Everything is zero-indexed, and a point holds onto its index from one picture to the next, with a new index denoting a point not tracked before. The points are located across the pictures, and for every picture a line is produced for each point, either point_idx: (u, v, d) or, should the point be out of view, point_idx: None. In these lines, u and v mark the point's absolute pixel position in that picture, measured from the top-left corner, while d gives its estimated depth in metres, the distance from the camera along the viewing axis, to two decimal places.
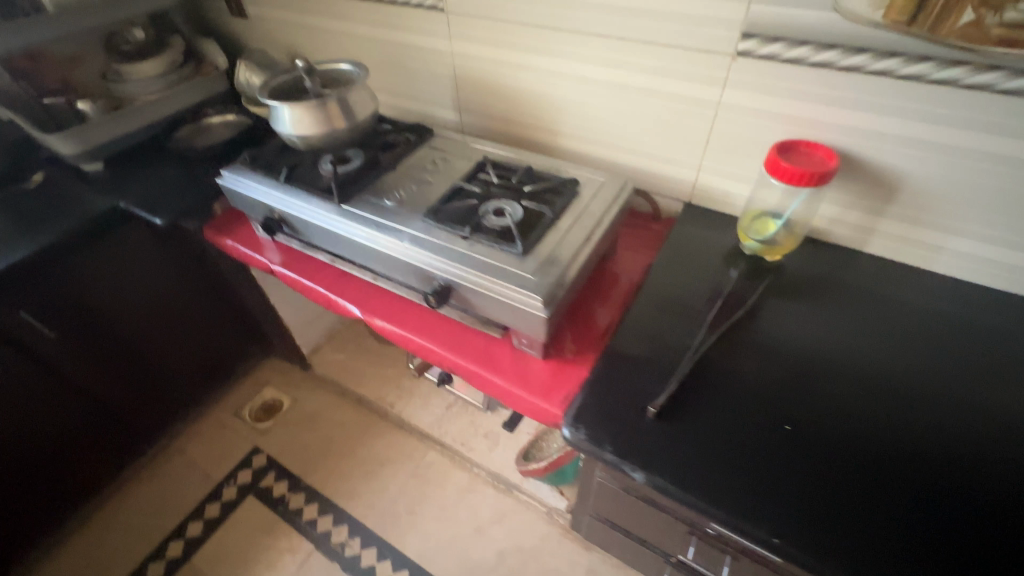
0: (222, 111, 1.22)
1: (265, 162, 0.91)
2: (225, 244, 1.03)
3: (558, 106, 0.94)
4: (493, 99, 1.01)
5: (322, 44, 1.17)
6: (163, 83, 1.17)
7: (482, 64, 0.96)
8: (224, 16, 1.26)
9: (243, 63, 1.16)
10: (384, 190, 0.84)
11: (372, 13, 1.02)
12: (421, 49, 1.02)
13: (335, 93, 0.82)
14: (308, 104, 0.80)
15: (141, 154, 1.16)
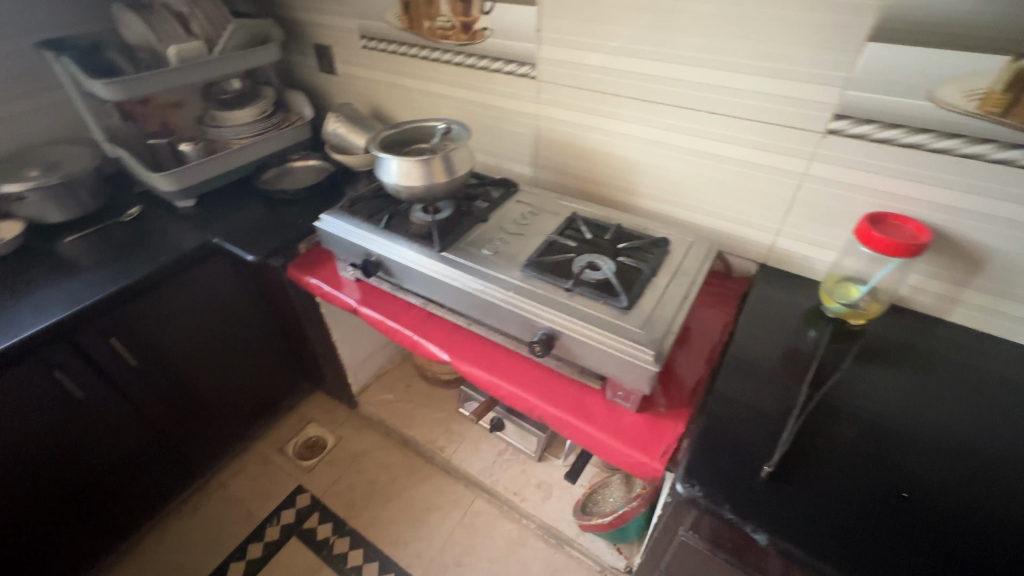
0: (305, 157, 1.30)
1: (363, 209, 0.96)
2: (308, 282, 1.07)
3: (638, 168, 1.00)
4: (573, 159, 1.07)
5: (406, 102, 1.26)
6: (255, 128, 1.23)
7: (566, 127, 1.04)
8: (314, 72, 1.37)
9: (332, 115, 1.24)
10: (480, 240, 0.88)
11: (463, 77, 1.11)
12: (506, 111, 1.10)
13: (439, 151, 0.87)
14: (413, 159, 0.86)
15: (229, 194, 1.22)
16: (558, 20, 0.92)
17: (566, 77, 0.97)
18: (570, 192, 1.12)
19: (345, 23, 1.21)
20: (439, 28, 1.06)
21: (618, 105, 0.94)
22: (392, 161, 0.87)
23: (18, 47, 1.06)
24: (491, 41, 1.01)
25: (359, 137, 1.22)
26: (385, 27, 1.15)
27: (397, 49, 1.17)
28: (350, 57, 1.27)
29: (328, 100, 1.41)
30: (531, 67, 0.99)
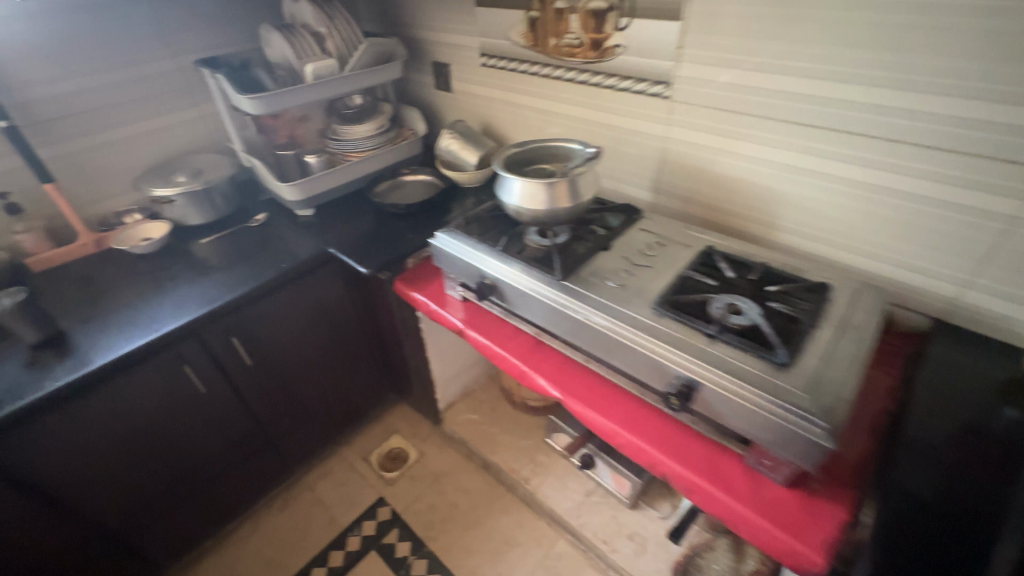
0: (416, 171, 1.32)
1: (478, 229, 0.93)
2: (413, 298, 1.06)
3: (782, 199, 0.88)
4: (702, 185, 0.98)
5: (520, 120, 1.23)
6: (373, 143, 1.26)
7: (698, 150, 0.95)
8: (429, 90, 1.39)
9: (447, 131, 1.24)
10: (603, 270, 0.81)
11: (585, 96, 1.06)
12: (629, 131, 1.03)
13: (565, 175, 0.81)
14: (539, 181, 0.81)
15: (343, 205, 1.26)
16: (704, 35, 0.84)
17: (705, 97, 0.89)
18: (693, 221, 1.03)
19: (467, 41, 1.22)
20: (566, 45, 1.02)
21: (766, 127, 0.84)
22: (516, 182, 0.83)
23: (181, 65, 1.17)
24: (622, 59, 0.95)
25: (472, 154, 1.22)
26: (507, 45, 1.13)
27: (517, 67, 1.15)
28: (467, 74, 1.28)
29: (440, 116, 1.42)
30: (665, 86, 0.92)
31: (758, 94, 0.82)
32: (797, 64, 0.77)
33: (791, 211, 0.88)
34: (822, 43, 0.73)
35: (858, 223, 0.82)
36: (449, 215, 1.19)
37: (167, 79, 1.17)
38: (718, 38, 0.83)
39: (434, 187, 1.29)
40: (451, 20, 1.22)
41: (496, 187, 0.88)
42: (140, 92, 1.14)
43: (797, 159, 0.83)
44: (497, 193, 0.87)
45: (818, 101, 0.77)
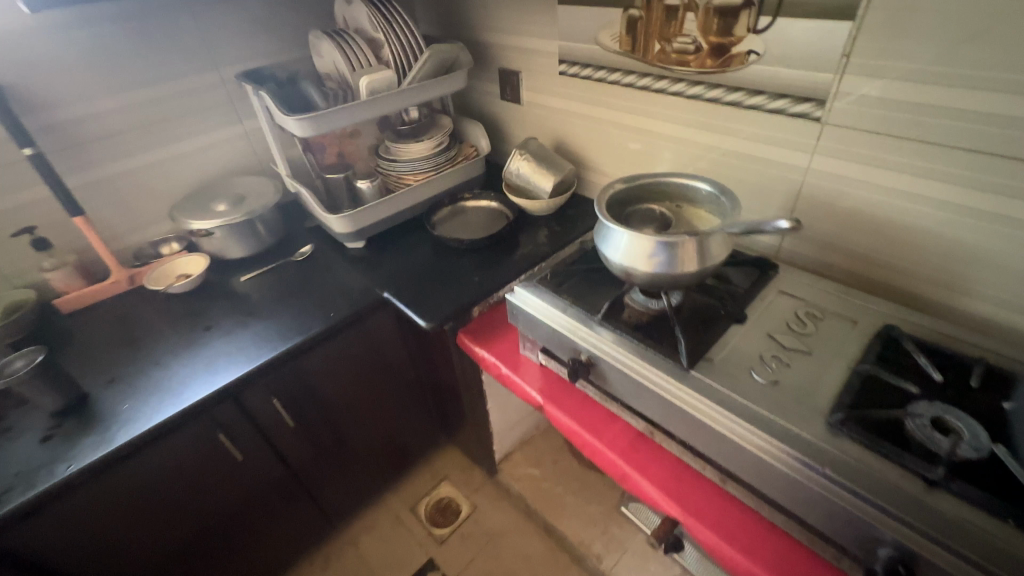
0: (479, 196, 1.16)
1: (567, 287, 0.76)
2: (480, 355, 0.89)
3: (980, 258, 0.66)
4: (853, 231, 0.76)
5: (603, 139, 1.05)
6: (432, 161, 1.10)
7: (852, 188, 0.74)
8: (494, 100, 1.22)
9: (518, 151, 1.07)
10: (742, 354, 0.61)
11: (696, 112, 0.86)
12: (753, 158, 0.83)
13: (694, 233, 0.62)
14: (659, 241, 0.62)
15: (397, 235, 1.11)
16: (885, 39, 0.62)
17: (874, 120, 0.67)
18: (833, 272, 0.81)
19: (544, 46, 1.04)
20: (676, 51, 0.83)
21: (972, 164, 0.62)
22: (623, 235, 0.65)
23: (222, 77, 1.04)
24: (756, 68, 0.75)
25: (548, 178, 1.05)
26: (597, 49, 0.94)
27: (607, 76, 0.96)
28: (541, 84, 1.10)
29: (505, 130, 1.25)
30: (816, 104, 0.71)
31: (965, 120, 0.61)
32: None
33: (991, 274, 0.66)
34: None
35: None
36: (519, 251, 1.02)
37: (207, 94, 1.04)
38: (908, 44, 0.61)
39: (499, 215, 1.12)
40: (526, 21, 1.04)
41: (596, 236, 0.70)
42: (177, 110, 1.01)
43: (1016, 208, 0.61)
44: (598, 243, 0.70)
45: None
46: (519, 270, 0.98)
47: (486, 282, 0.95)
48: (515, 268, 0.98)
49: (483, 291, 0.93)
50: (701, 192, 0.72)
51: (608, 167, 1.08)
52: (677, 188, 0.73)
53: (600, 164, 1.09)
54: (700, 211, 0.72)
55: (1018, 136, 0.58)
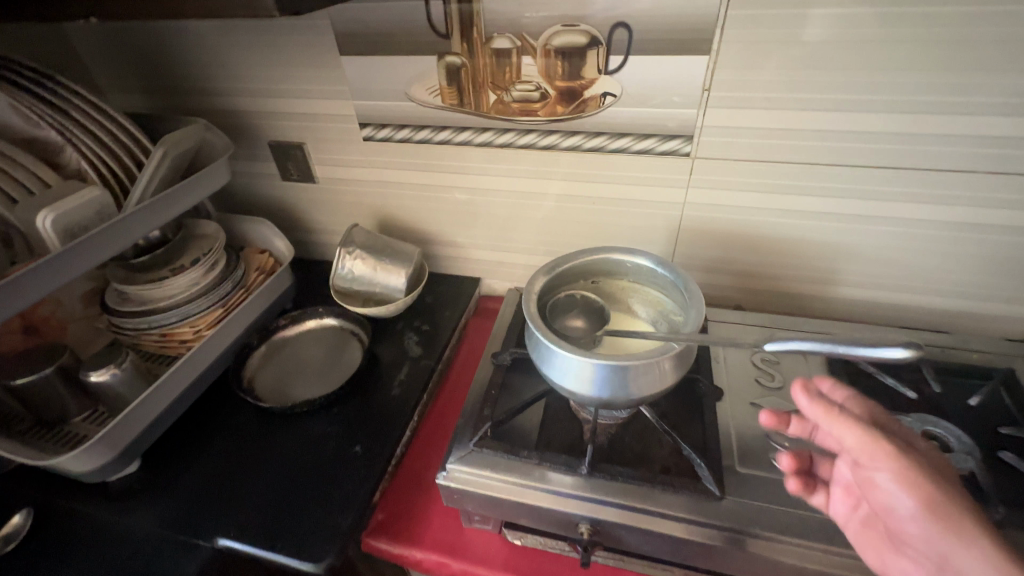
0: (300, 316, 0.83)
1: (511, 431, 0.56)
2: (413, 559, 0.61)
3: (843, 252, 0.72)
4: (735, 252, 0.77)
5: (444, 206, 0.86)
6: (213, 299, 0.76)
7: (731, 213, 0.73)
8: (277, 180, 0.91)
9: (341, 248, 0.80)
10: (751, 444, 0.53)
11: (553, 163, 0.75)
12: (627, 201, 0.76)
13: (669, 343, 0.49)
14: (636, 367, 0.47)
15: (192, 422, 0.71)
16: (738, 71, 0.61)
17: (741, 149, 0.66)
18: (726, 293, 0.82)
19: (334, 108, 0.79)
20: (516, 100, 0.69)
21: (832, 177, 0.66)
22: (581, 360, 0.48)
23: None
24: (614, 110, 0.67)
25: (396, 274, 0.81)
26: (411, 106, 0.75)
27: (432, 136, 0.77)
28: (342, 153, 0.84)
29: (304, 215, 0.95)
30: (684, 140, 0.67)
31: (822, 139, 0.63)
32: (883, 99, 0.59)
33: (856, 263, 0.73)
34: (914, 70, 0.56)
35: (939, 263, 0.70)
36: (396, 380, 0.76)
37: None
38: (763, 74, 0.60)
39: (341, 333, 0.83)
40: (299, 78, 0.77)
41: (535, 354, 0.52)
42: None
43: (871, 208, 0.67)
44: (540, 365, 0.52)
45: (903, 141, 0.61)
46: (411, 409, 0.72)
47: (374, 448, 0.67)
48: (403, 409, 0.72)
49: (377, 465, 0.65)
50: (629, 264, 0.60)
51: (459, 236, 0.90)
52: (597, 264, 0.61)
53: (447, 233, 0.90)
54: (632, 285, 0.62)
55: (865, 148, 0.63)
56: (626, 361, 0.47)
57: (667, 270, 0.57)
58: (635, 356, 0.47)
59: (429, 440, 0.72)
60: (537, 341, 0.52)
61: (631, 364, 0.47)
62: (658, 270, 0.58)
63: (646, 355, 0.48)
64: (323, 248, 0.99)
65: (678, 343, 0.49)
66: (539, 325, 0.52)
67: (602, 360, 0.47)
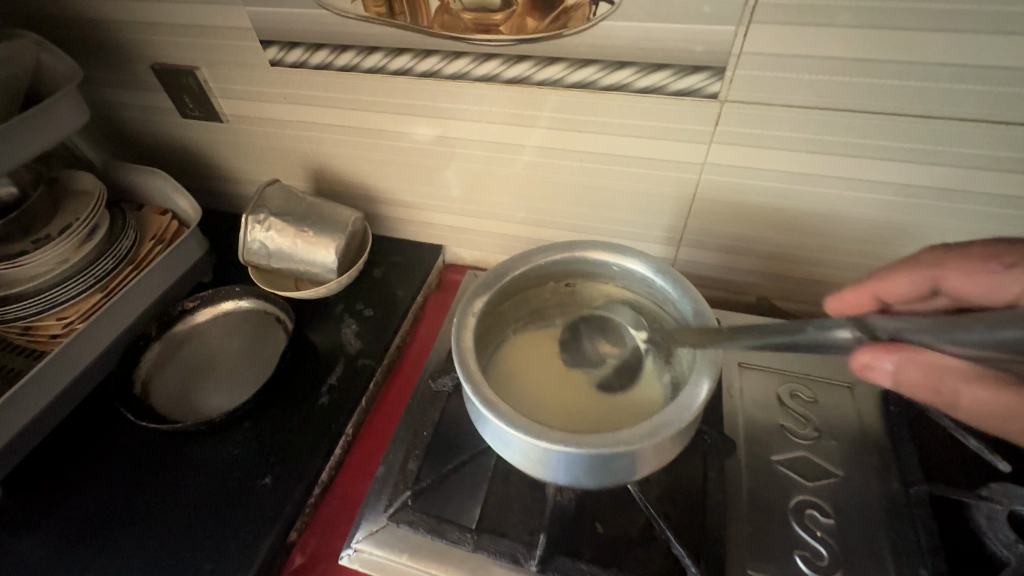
0: (214, 297, 0.67)
1: (448, 487, 0.43)
2: None
3: (914, 237, 0.53)
4: (766, 231, 0.58)
5: (389, 158, 0.67)
6: (91, 281, 0.60)
7: (766, 180, 0.53)
8: (175, 118, 0.70)
9: (250, 215, 0.62)
10: (763, 526, 0.39)
11: (525, 105, 0.55)
12: (624, 159, 0.56)
13: (671, 417, 0.34)
14: (617, 451, 0.33)
15: (72, 433, 0.58)
16: None
17: (794, 89, 0.45)
18: (745, 280, 0.64)
19: (222, 17, 0.56)
20: (469, 8, 0.47)
21: (923, 136, 0.45)
22: (536, 444, 0.34)
23: None
24: (610, 26, 0.45)
25: (323, 247, 0.63)
26: (323, 17, 0.52)
27: (359, 62, 0.56)
28: (247, 83, 0.63)
29: (218, 163, 0.75)
30: (712, 75, 0.46)
31: (923, 76, 0.42)
32: None
33: None
34: None
35: None
36: (324, 383, 0.61)
37: None
38: None
39: (265, 317, 0.67)
40: None
41: (474, 417, 0.38)
42: None
43: (970, 180, 0.47)
44: (483, 431, 0.38)
45: None
46: (340, 424, 0.57)
47: (289, 478, 0.53)
48: (329, 424, 0.57)
49: (289, 499, 0.52)
50: (615, 267, 0.43)
51: (411, 195, 0.71)
52: (571, 266, 0.44)
53: (395, 191, 0.71)
54: (619, 292, 0.45)
55: (984, 93, 0.42)
56: (600, 448, 0.33)
57: (667, 281, 0.40)
58: (612, 441, 0.33)
59: (367, 461, 0.57)
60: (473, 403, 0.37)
61: (609, 449, 0.33)
62: (655, 280, 0.41)
63: (634, 434, 0.33)
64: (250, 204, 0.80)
65: (683, 415, 0.34)
66: (475, 385, 0.36)
67: (563, 447, 0.33)
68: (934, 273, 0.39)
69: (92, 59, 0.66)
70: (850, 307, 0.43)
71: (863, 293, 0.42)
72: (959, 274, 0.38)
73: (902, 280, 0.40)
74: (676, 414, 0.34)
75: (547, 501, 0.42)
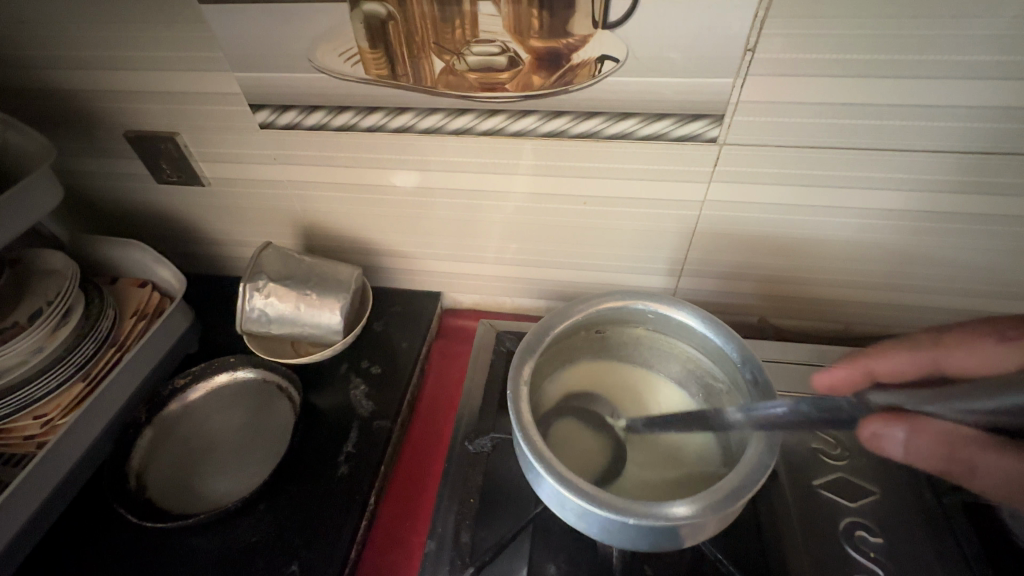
0: (210, 372, 0.63)
1: (504, 548, 0.43)
2: None
3: (893, 255, 0.58)
4: (759, 257, 0.61)
5: (385, 213, 0.66)
6: (69, 370, 0.54)
7: (762, 212, 0.56)
8: (150, 184, 0.66)
9: (247, 283, 0.59)
10: (819, 552, 0.41)
11: (528, 155, 0.56)
12: (628, 200, 0.58)
13: (747, 476, 0.34)
14: (698, 514, 0.33)
15: (57, 540, 0.52)
16: (797, 19, 0.42)
17: (786, 130, 0.49)
18: (744, 302, 0.67)
19: (207, 82, 0.54)
20: (474, 68, 0.48)
21: (900, 166, 0.50)
22: (624, 514, 0.33)
23: None
24: (614, 81, 0.47)
25: (327, 309, 0.60)
26: (319, 80, 0.51)
27: (358, 121, 0.55)
28: (232, 145, 0.61)
29: (198, 225, 0.71)
30: (710, 122, 0.49)
31: (900, 115, 0.46)
32: (992, 60, 0.42)
33: (906, 265, 0.59)
34: None
35: (1010, 262, 0.57)
36: (341, 454, 0.58)
37: None
38: (832, 23, 0.42)
39: (266, 387, 0.63)
40: (144, 38, 0.52)
41: (543, 494, 0.37)
42: None
43: (940, 202, 0.52)
44: (556, 507, 0.37)
45: (1002, 118, 0.45)
46: (364, 496, 0.54)
47: (318, 563, 0.50)
48: (352, 497, 0.54)
49: None
50: (650, 313, 0.45)
51: (409, 245, 0.70)
52: (608, 315, 0.45)
53: (393, 243, 0.69)
54: (653, 335, 0.47)
55: (951, 128, 0.46)
56: (688, 509, 0.33)
57: (706, 325, 0.43)
58: (696, 502, 0.33)
59: (395, 529, 0.54)
60: (543, 478, 0.36)
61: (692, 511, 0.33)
62: (694, 324, 0.43)
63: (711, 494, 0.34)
64: (234, 264, 0.76)
65: (756, 471, 0.35)
66: (547, 464, 0.35)
67: (652, 513, 0.33)
68: (933, 356, 0.37)
69: (54, 127, 0.62)
70: (847, 384, 0.40)
71: (858, 368, 0.40)
72: (955, 354, 0.36)
73: (898, 358, 0.38)
74: (752, 472, 0.34)
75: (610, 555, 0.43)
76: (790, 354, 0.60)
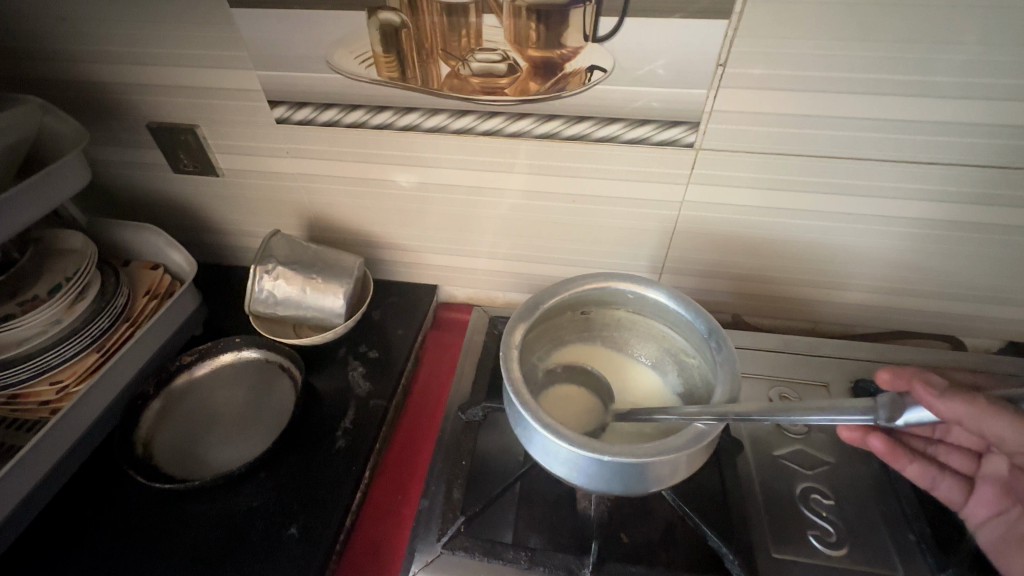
0: (217, 350, 0.66)
1: (492, 507, 0.47)
2: None
3: (853, 256, 0.64)
4: (735, 257, 0.67)
5: (387, 207, 0.70)
6: (83, 341, 0.57)
7: (737, 213, 0.62)
8: (167, 172, 0.71)
9: (258, 265, 0.63)
10: (779, 513, 0.46)
11: (522, 155, 0.61)
12: (614, 200, 0.63)
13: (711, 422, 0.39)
14: (667, 455, 0.37)
15: (63, 503, 0.54)
16: (763, 39, 0.48)
17: (756, 138, 0.55)
18: (722, 300, 0.72)
19: (231, 78, 0.59)
20: (477, 74, 0.53)
21: (858, 173, 0.56)
22: (600, 459, 0.37)
23: None
24: (602, 89, 0.53)
25: (331, 293, 0.64)
26: (335, 79, 0.56)
27: (368, 119, 0.60)
28: (248, 138, 0.65)
29: (209, 214, 0.75)
30: (688, 128, 0.54)
31: (854, 128, 0.52)
32: (932, 80, 0.48)
33: (867, 266, 0.65)
34: (976, 44, 0.46)
35: (959, 266, 0.63)
36: (340, 427, 0.61)
37: None
38: (794, 43, 0.48)
39: (269, 364, 0.67)
40: (176, 36, 0.56)
41: (530, 446, 0.41)
42: None
43: (893, 207, 0.58)
44: (542, 461, 0.40)
45: (945, 132, 0.51)
46: (360, 466, 0.57)
47: (315, 526, 0.53)
48: (349, 467, 0.57)
49: (318, 547, 0.51)
50: (631, 294, 0.50)
51: (409, 238, 0.74)
52: (592, 295, 0.50)
53: (394, 235, 0.74)
54: (633, 317, 0.52)
55: (897, 140, 0.52)
56: (659, 454, 0.37)
57: (679, 304, 0.47)
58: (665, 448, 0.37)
59: (388, 501, 0.57)
60: (530, 429, 0.40)
61: (660, 454, 0.37)
62: (669, 303, 0.48)
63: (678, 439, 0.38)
64: (240, 253, 0.80)
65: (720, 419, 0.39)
66: (534, 413, 0.39)
67: (626, 459, 0.37)
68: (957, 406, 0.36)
69: (80, 116, 0.66)
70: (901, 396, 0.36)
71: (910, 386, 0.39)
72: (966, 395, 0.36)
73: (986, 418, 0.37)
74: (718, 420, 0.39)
75: (589, 515, 0.46)
76: (760, 344, 0.65)
